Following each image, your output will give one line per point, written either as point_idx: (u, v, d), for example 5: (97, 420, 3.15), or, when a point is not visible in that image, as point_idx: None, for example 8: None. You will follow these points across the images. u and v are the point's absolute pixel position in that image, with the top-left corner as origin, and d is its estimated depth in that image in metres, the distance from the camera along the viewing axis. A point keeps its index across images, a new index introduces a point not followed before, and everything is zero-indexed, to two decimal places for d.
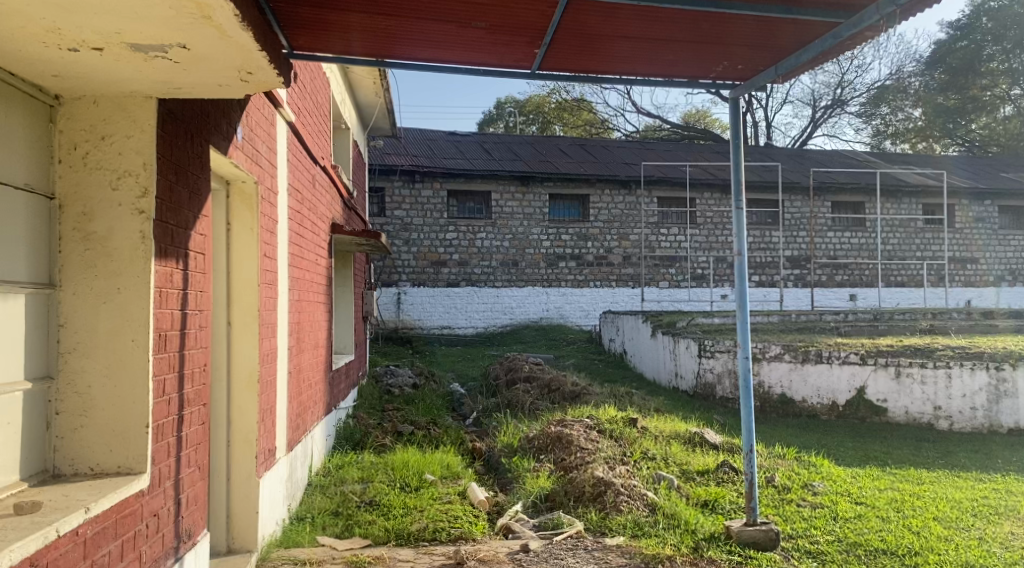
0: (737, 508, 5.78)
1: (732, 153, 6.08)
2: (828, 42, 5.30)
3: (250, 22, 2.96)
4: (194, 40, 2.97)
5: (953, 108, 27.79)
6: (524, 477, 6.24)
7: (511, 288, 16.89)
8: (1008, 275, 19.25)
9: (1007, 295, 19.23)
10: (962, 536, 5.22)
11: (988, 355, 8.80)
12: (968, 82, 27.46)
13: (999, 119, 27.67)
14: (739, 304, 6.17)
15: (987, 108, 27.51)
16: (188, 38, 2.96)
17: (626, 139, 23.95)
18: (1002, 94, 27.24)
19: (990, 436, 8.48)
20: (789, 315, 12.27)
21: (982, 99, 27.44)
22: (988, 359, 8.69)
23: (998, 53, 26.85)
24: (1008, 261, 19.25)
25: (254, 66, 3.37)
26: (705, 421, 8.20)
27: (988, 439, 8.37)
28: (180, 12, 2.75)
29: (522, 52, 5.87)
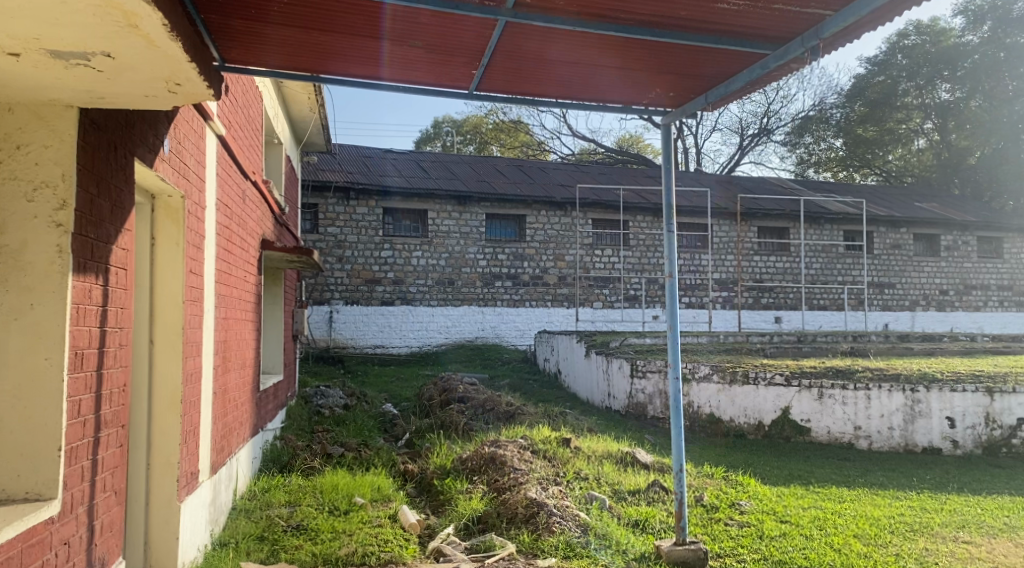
0: (667, 527, 5.85)
1: (664, 178, 6.22)
2: (755, 72, 5.49)
3: (180, 34, 2.90)
4: (121, 49, 2.89)
5: (872, 139, 29.15)
6: (457, 500, 6.17)
7: (447, 307, 16.80)
8: (922, 300, 20.22)
9: (922, 319, 20.15)
10: (880, 553, 5.39)
11: (905, 378, 9.16)
12: (885, 115, 28.81)
13: (913, 151, 29.24)
14: (670, 325, 6.27)
15: (902, 140, 29.02)
16: (113, 48, 2.87)
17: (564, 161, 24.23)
18: (915, 128, 28.76)
19: (906, 455, 8.79)
20: (718, 336, 12.55)
21: (898, 132, 28.89)
22: (904, 382, 9.04)
23: (913, 89, 28.36)
24: (922, 286, 20.22)
25: (183, 77, 3.30)
26: (636, 440, 8.30)
27: (904, 457, 8.68)
28: (104, 20, 2.67)
29: (459, 73, 5.90)
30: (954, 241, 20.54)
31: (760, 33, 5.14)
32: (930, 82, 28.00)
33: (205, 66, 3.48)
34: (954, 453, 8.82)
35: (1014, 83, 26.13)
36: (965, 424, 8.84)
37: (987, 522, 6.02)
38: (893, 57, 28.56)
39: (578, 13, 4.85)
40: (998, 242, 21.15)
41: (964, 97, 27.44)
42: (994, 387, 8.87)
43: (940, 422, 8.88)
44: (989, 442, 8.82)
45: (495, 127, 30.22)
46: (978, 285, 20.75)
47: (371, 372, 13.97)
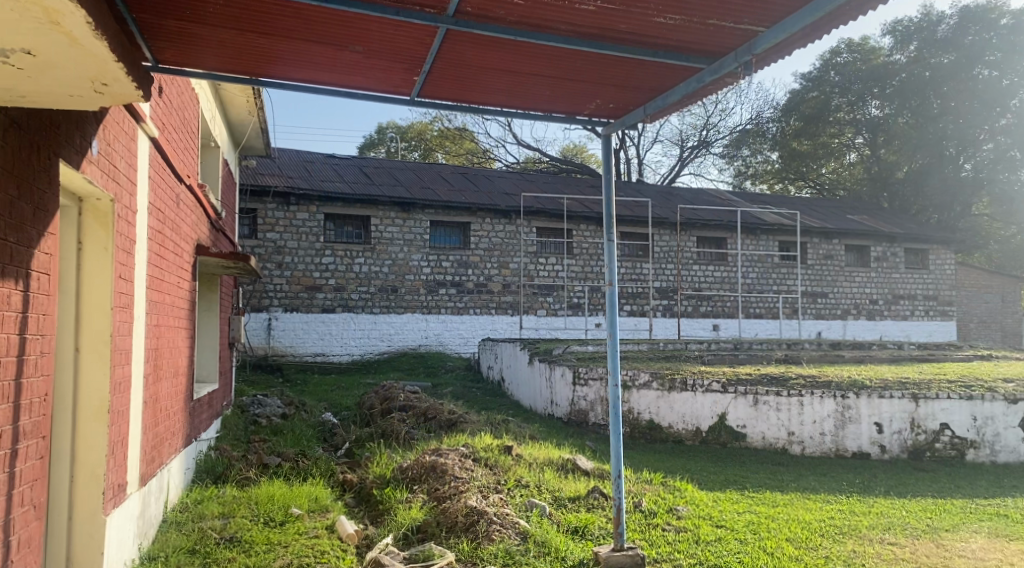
0: (606, 533, 5.90)
1: (604, 188, 6.28)
2: (691, 86, 5.58)
3: (105, 33, 2.83)
4: (43, 47, 2.81)
5: (806, 153, 30.07)
6: (396, 509, 6.10)
7: (389, 314, 16.66)
8: (854, 309, 20.87)
9: (853, 327, 20.80)
10: (811, 556, 5.52)
11: (835, 384, 9.44)
12: (818, 130, 29.48)
13: (845, 164, 30.21)
14: (609, 333, 6.34)
15: (835, 154, 29.90)
16: (33, 45, 2.79)
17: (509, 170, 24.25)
18: (847, 142, 29.64)
19: (836, 460, 9.04)
20: (658, 343, 12.75)
21: (831, 146, 29.80)
22: (835, 389, 9.32)
23: (844, 105, 28.95)
24: (853, 296, 20.87)
25: (110, 77, 3.21)
26: (577, 447, 8.37)
27: (835, 462, 8.92)
28: (25, 15, 2.60)
29: (400, 79, 5.88)
30: (883, 252, 21.30)
31: (695, 48, 5.26)
32: (861, 98, 28.73)
33: (135, 66, 3.40)
34: (881, 457, 9.11)
35: (938, 102, 27.10)
36: (891, 430, 9.14)
37: (911, 524, 6.23)
38: (826, 73, 29.32)
39: (517, 23, 4.91)
40: (924, 254, 22.02)
41: (893, 114, 28.04)
42: (918, 393, 9.20)
43: (870, 427, 9.17)
44: (914, 446, 9.13)
45: (440, 133, 30.18)
46: (905, 295, 21.52)
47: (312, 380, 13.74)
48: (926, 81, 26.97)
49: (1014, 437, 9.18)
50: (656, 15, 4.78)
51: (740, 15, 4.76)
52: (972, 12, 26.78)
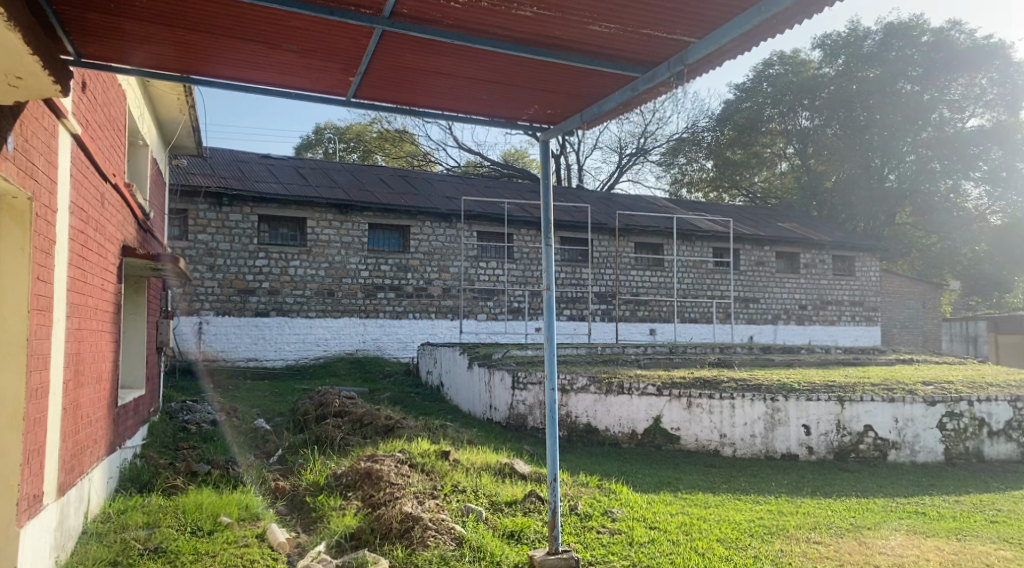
0: (541, 537, 5.92)
1: (542, 195, 6.30)
2: (626, 94, 5.63)
3: (14, 21, 2.85)
4: None
5: (739, 162, 30.88)
6: (329, 517, 6.00)
7: (325, 319, 16.34)
8: (784, 314, 21.44)
9: (783, 332, 21.35)
10: (740, 556, 5.62)
11: (766, 388, 9.69)
12: (751, 140, 30.58)
13: (777, 174, 31.10)
14: (547, 337, 6.38)
15: (767, 163, 30.84)
16: None
17: (449, 173, 24.15)
18: (779, 152, 30.63)
19: (766, 461, 9.26)
20: (596, 347, 12.87)
21: (763, 156, 30.73)
22: (766, 392, 9.56)
23: (777, 115, 29.99)
24: (783, 301, 21.44)
25: (22, 71, 3.24)
26: (515, 451, 8.40)
27: (764, 463, 9.13)
28: None
29: (336, 79, 5.82)
30: (813, 259, 21.97)
31: (630, 56, 5.33)
32: (792, 110, 29.66)
33: (49, 60, 3.44)
34: (809, 458, 9.37)
35: (865, 115, 27.99)
36: (818, 431, 9.41)
37: (835, 523, 6.42)
38: (759, 85, 30.41)
39: (454, 26, 4.90)
40: (850, 261, 22.77)
41: (822, 124, 29.13)
42: (844, 396, 9.51)
43: (797, 430, 9.42)
44: (840, 447, 9.41)
45: (380, 135, 29.96)
46: (833, 301, 22.22)
47: (244, 386, 13.37)
48: (852, 94, 28.05)
49: (933, 437, 9.53)
50: (591, 23, 4.84)
51: (672, 25, 4.85)
52: (896, 29, 27.97)
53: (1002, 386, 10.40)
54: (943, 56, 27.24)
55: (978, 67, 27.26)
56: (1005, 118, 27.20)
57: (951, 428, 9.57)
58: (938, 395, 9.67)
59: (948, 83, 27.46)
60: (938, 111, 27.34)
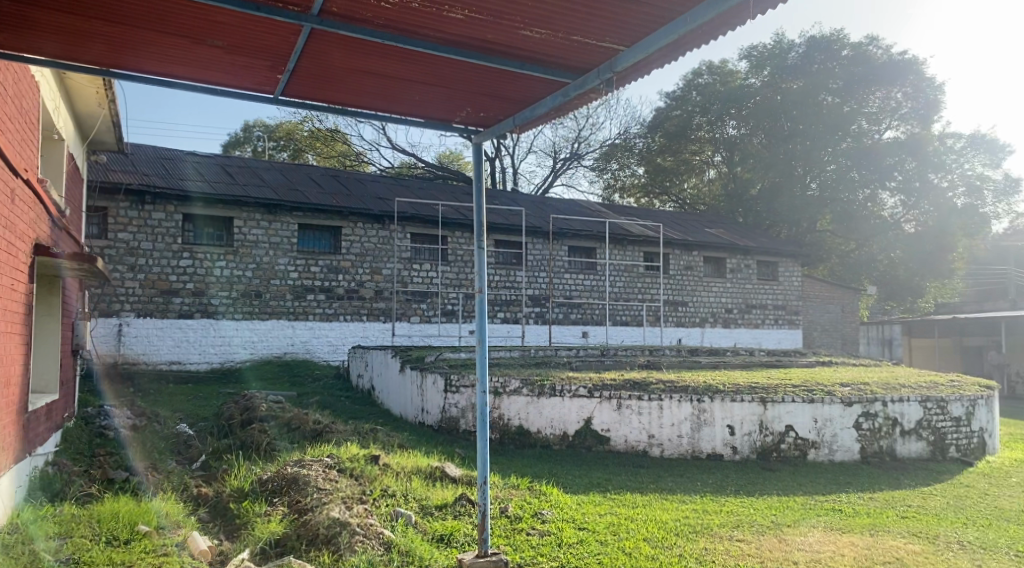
0: (471, 540, 5.92)
1: (475, 198, 6.29)
2: (557, 100, 5.62)
3: None
4: None
5: (669, 168, 32.05)
6: (254, 523, 5.87)
7: (253, 321, 15.60)
8: (711, 318, 21.94)
9: (710, 334, 21.86)
10: (666, 554, 5.74)
11: (692, 389, 9.87)
12: (681, 147, 31.71)
13: (704, 181, 32.13)
14: (479, 340, 6.35)
15: (696, 170, 31.96)
16: None
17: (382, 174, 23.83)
18: (706, 159, 31.76)
19: (691, 461, 9.50)
20: (529, 349, 12.95)
21: (692, 163, 31.86)
22: (692, 393, 9.75)
23: (705, 124, 31.00)
24: (710, 305, 21.92)
25: None
26: (446, 454, 8.38)
27: (689, 463, 9.36)
28: None
29: (263, 76, 5.72)
30: (738, 264, 22.59)
31: (560, 61, 5.38)
32: (719, 119, 30.61)
33: None
34: (733, 457, 9.64)
35: (789, 124, 28.93)
36: (742, 431, 9.67)
37: (758, 521, 6.60)
38: (689, 93, 31.48)
39: (385, 26, 4.88)
40: (774, 266, 23.53)
41: (747, 134, 30.18)
42: (766, 397, 9.78)
43: (722, 430, 9.67)
44: (762, 447, 9.69)
45: (310, 134, 29.43)
46: (757, 305, 22.89)
47: (167, 390, 12.86)
48: (777, 104, 29.04)
49: (850, 437, 9.90)
50: (522, 28, 4.88)
51: (602, 32, 4.91)
52: (818, 43, 29.09)
53: (911, 387, 10.82)
54: (862, 69, 28.27)
55: (894, 81, 28.39)
56: (918, 131, 28.37)
57: (866, 428, 9.98)
58: (855, 395, 10.05)
59: (868, 96, 28.43)
60: (857, 122, 28.18)
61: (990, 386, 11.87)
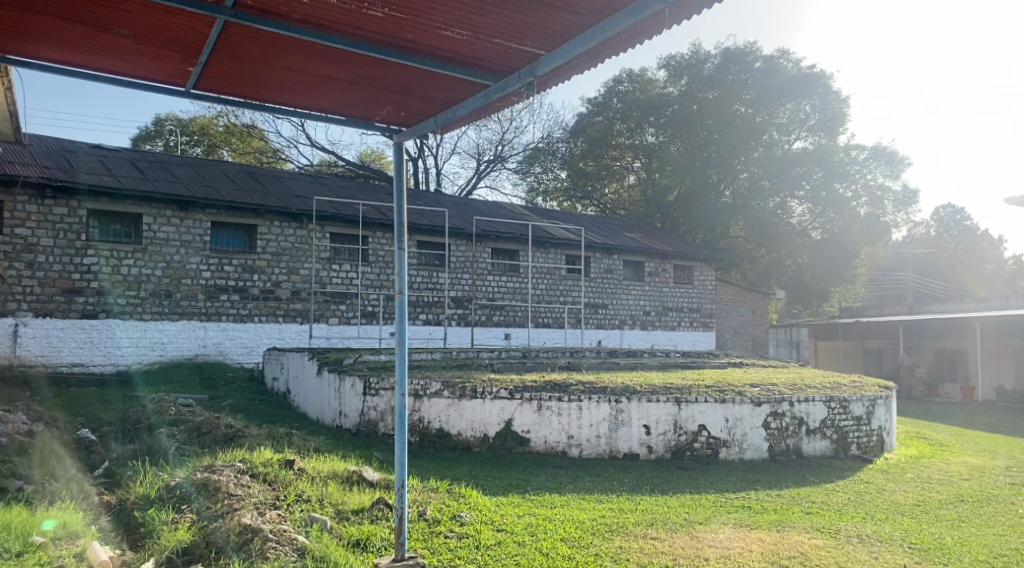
0: (388, 544, 5.87)
1: (395, 197, 6.22)
2: (479, 102, 5.59)
3: None
4: None
5: (590, 173, 32.60)
6: (160, 531, 5.60)
7: (162, 321, 15.05)
8: (630, 320, 22.39)
9: (629, 336, 22.30)
10: (582, 553, 5.82)
11: (611, 389, 10.06)
12: (602, 153, 32.23)
13: (624, 186, 33.10)
14: (398, 341, 6.25)
15: (616, 175, 32.79)
16: None
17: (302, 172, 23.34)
18: (626, 165, 32.58)
19: (609, 461, 9.67)
20: (451, 352, 12.92)
21: (612, 168, 32.61)
22: (610, 394, 9.93)
23: (625, 131, 31.67)
24: (629, 307, 22.35)
25: None
26: (363, 458, 8.28)
27: (607, 463, 9.53)
28: None
29: (174, 68, 5.53)
30: (656, 268, 23.14)
31: (481, 64, 5.38)
32: (639, 126, 31.21)
33: None
34: (649, 457, 9.85)
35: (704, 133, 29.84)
36: (657, 431, 9.90)
37: (671, 519, 6.77)
38: (610, 100, 32.04)
39: (303, 21, 4.77)
40: (689, 270, 24.24)
41: (666, 141, 30.81)
42: (681, 397, 10.03)
43: (639, 430, 9.87)
44: (676, 446, 9.95)
45: (226, 129, 28.78)
46: (673, 307, 23.51)
47: (66, 394, 12.25)
48: (694, 114, 29.65)
49: (759, 436, 10.26)
50: (443, 28, 4.86)
51: (522, 36, 4.93)
52: (733, 54, 29.68)
53: (817, 387, 11.29)
54: (774, 81, 29.18)
55: (804, 94, 29.31)
56: (824, 141, 29.65)
57: (774, 427, 10.35)
58: (764, 395, 10.41)
59: (778, 107, 29.23)
60: (768, 133, 29.09)
61: (888, 386, 12.53)
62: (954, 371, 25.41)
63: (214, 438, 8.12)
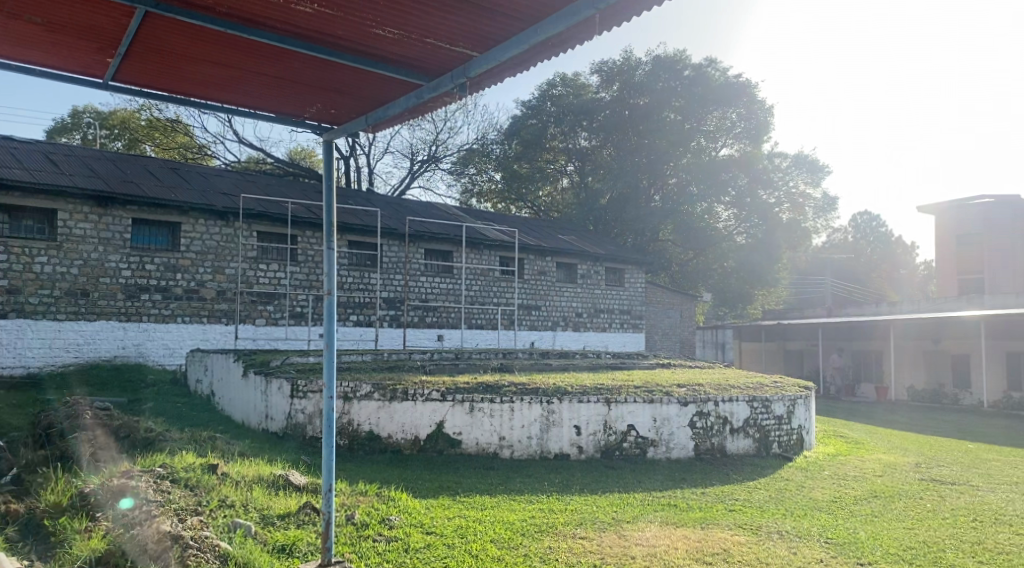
0: (314, 549, 5.79)
1: (325, 196, 6.12)
2: (411, 101, 5.54)
3: None
4: None
5: (524, 175, 32.71)
6: (71, 540, 5.29)
7: (78, 321, 14.46)
8: (563, 322, 22.63)
9: (562, 337, 22.52)
10: (512, 554, 5.84)
11: (543, 390, 10.13)
12: (535, 156, 32.32)
13: (559, 189, 33.32)
14: (326, 343, 6.13)
15: (550, 179, 32.75)
16: None
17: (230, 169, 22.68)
18: (559, 168, 32.76)
19: (539, 461, 9.74)
20: (383, 353, 12.77)
21: (546, 171, 32.59)
22: (542, 395, 10.00)
23: (558, 134, 31.97)
24: (562, 309, 22.58)
25: None
26: (290, 462, 8.13)
27: (538, 463, 9.60)
28: None
29: (91, 59, 5.33)
30: (589, 270, 23.42)
31: (413, 62, 5.33)
32: (572, 130, 31.72)
33: None
34: (579, 457, 9.97)
35: (635, 138, 30.33)
36: (588, 431, 10.03)
37: (600, 518, 6.87)
38: (544, 103, 32.11)
39: (228, 15, 4.66)
40: (620, 273, 24.57)
41: (598, 145, 31.58)
42: (611, 397, 10.19)
43: (569, 430, 9.98)
44: (606, 446, 10.09)
45: (148, 123, 27.57)
46: (605, 309, 23.84)
47: None
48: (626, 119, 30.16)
49: (685, 435, 10.50)
50: (374, 26, 4.81)
51: (454, 37, 4.90)
52: (663, 62, 30.26)
53: (741, 387, 11.62)
54: (701, 89, 29.79)
55: (729, 101, 30.00)
56: (749, 149, 30.49)
57: (699, 426, 10.61)
58: (690, 395, 10.66)
59: (705, 114, 30.07)
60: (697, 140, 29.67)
61: (808, 386, 12.98)
62: (870, 370, 26.61)
63: (128, 444, 7.87)
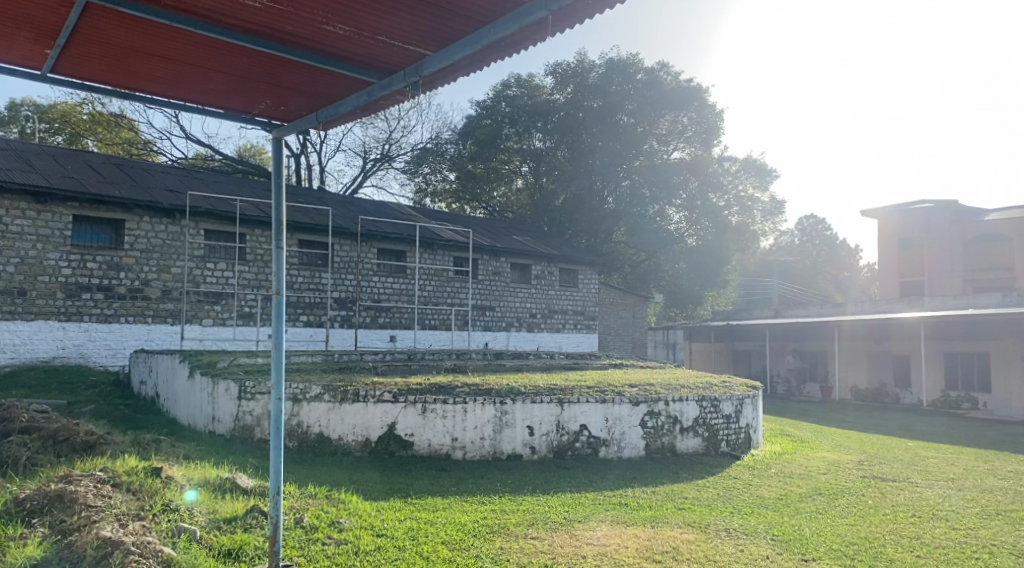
0: (261, 553, 5.70)
1: (274, 194, 6.02)
2: (363, 98, 5.48)
3: None
4: None
5: (479, 175, 32.63)
6: (5, 549, 5.07)
7: (14, 321, 13.98)
8: (517, 323, 22.69)
9: (516, 338, 22.58)
10: (462, 556, 5.82)
11: (496, 391, 10.13)
12: (489, 156, 32.16)
13: (513, 190, 33.25)
14: (274, 344, 6.05)
15: (504, 179, 32.83)
16: None
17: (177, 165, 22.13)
18: (514, 169, 32.74)
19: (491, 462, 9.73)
20: (334, 354, 12.59)
21: (500, 171, 32.65)
22: (495, 395, 10.01)
23: (513, 134, 31.72)
24: (517, 310, 22.65)
25: None
26: (237, 465, 7.99)
27: (490, 464, 9.60)
28: None
29: (27, 50, 5.15)
30: (543, 271, 23.52)
31: (366, 60, 5.28)
32: (527, 130, 31.63)
33: None
34: (531, 457, 10.00)
35: (589, 140, 30.52)
36: (540, 431, 10.07)
37: (550, 518, 6.89)
38: (498, 104, 32.01)
39: (172, 8, 4.55)
40: (574, 274, 24.68)
41: (552, 147, 31.65)
42: (564, 397, 10.24)
43: (522, 431, 10.01)
44: (559, 446, 10.14)
45: (90, 118, 26.93)
46: (559, 309, 23.96)
47: None
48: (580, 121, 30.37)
49: (636, 434, 10.61)
50: (326, 23, 4.75)
51: (407, 35, 4.87)
52: (616, 65, 30.58)
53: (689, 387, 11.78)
54: (654, 93, 30.21)
55: (682, 105, 30.55)
56: (700, 153, 31.01)
57: (650, 426, 10.74)
58: (641, 395, 10.77)
59: (657, 118, 30.50)
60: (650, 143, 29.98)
61: (755, 386, 13.23)
62: (817, 371, 27.27)
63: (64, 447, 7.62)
